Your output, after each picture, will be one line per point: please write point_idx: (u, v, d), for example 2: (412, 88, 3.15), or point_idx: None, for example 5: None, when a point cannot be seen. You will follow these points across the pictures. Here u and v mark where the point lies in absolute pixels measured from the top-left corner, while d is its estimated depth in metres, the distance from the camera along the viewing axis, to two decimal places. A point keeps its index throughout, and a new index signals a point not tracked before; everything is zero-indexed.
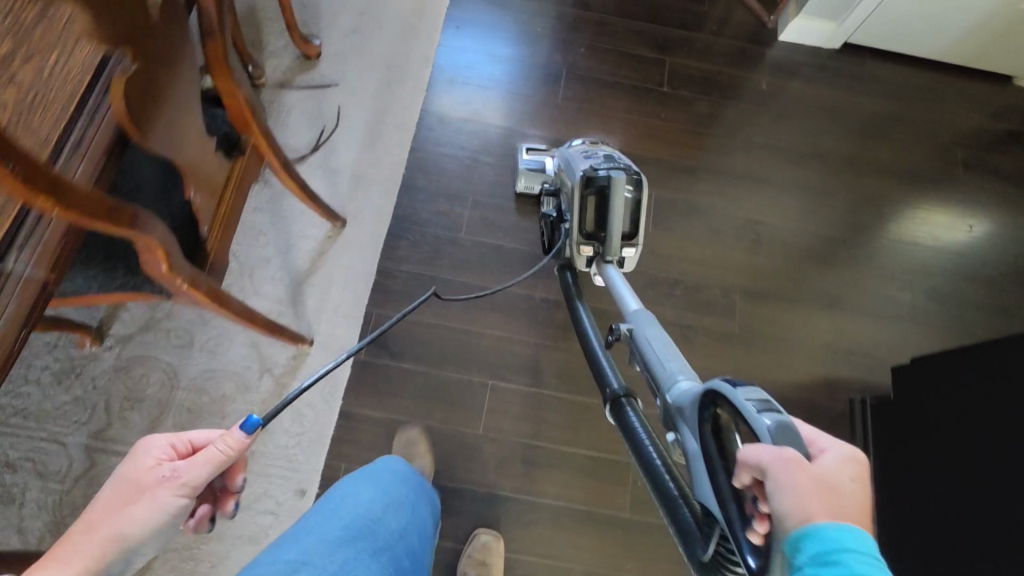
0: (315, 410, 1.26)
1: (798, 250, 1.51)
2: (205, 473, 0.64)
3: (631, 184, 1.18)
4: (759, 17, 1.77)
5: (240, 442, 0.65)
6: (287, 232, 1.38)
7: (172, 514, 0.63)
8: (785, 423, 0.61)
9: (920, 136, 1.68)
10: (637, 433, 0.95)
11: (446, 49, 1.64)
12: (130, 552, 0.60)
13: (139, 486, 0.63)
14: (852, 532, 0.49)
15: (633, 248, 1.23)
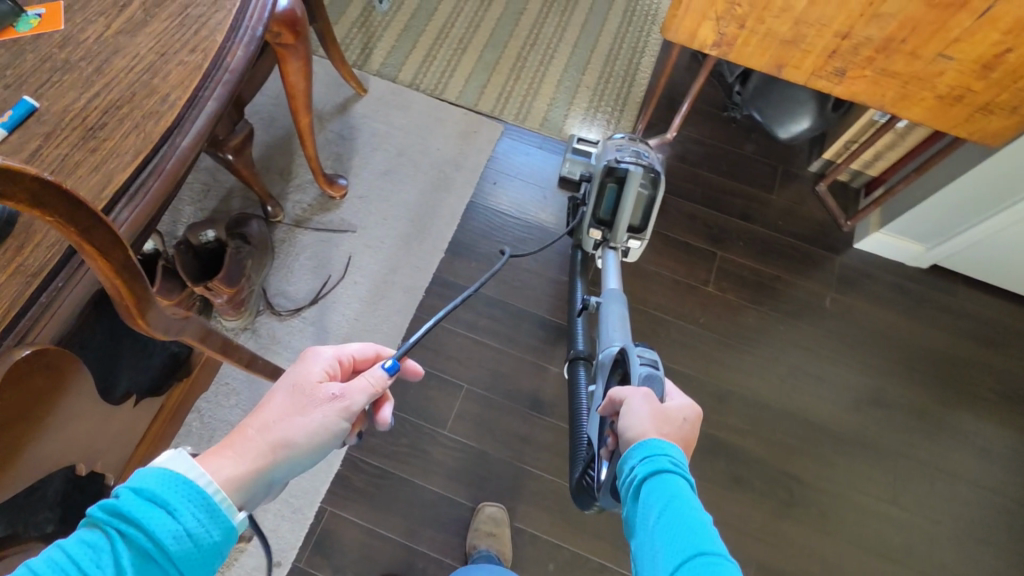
0: None
1: (836, 521, 1.26)
2: (364, 400, 0.63)
3: (646, 182, 1.20)
4: (835, 218, 1.55)
5: (384, 380, 0.65)
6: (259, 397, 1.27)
7: (332, 433, 0.60)
8: (654, 376, 0.85)
9: (1016, 398, 1.39)
10: (578, 389, 1.19)
11: (482, 191, 1.55)
12: (293, 464, 0.57)
13: (307, 400, 0.60)
14: (669, 445, 0.64)
15: (638, 242, 1.27)
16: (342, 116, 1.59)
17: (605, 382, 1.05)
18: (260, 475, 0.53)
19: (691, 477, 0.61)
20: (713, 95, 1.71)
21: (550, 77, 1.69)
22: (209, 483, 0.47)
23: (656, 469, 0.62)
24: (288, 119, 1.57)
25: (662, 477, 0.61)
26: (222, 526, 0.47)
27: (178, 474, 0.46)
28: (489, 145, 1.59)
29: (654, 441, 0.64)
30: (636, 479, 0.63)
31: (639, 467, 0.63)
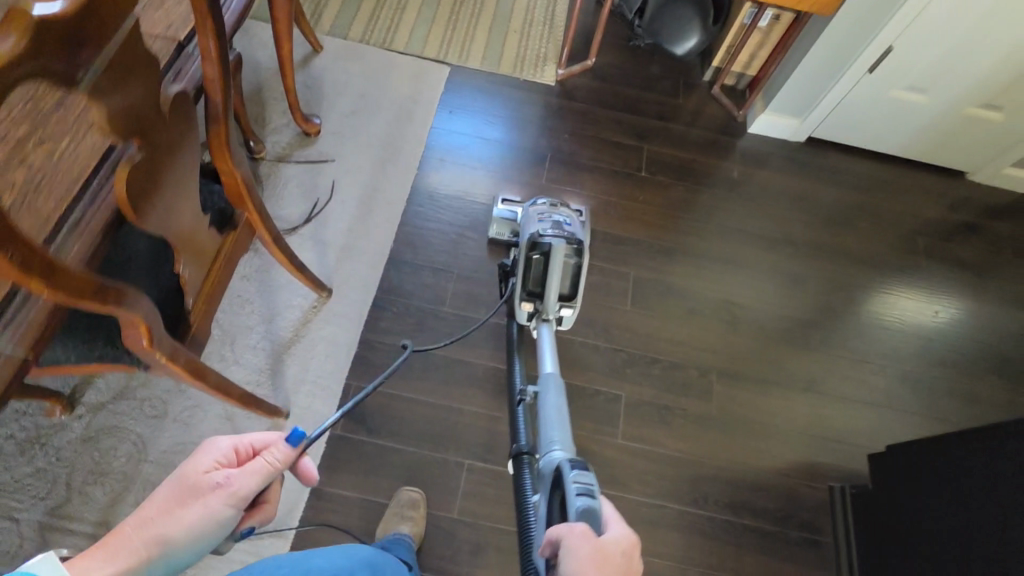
0: (285, 488, 1.21)
1: (772, 331, 1.55)
2: (255, 485, 0.66)
3: (572, 251, 1.29)
4: (731, 112, 1.91)
5: (285, 455, 0.69)
6: (272, 303, 1.38)
7: (217, 524, 0.62)
8: (590, 506, 0.85)
9: (884, 226, 1.78)
10: (523, 495, 1.12)
11: (439, 125, 1.75)
12: (172, 561, 0.59)
13: (192, 490, 0.63)
14: None
15: (569, 309, 1.33)
16: (304, 70, 1.77)
17: (546, 494, 1.01)
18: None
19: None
20: (619, 33, 2.05)
21: (482, 25, 1.96)
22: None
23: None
24: (255, 76, 1.72)
25: None
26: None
27: None
28: (440, 83, 1.83)
29: None
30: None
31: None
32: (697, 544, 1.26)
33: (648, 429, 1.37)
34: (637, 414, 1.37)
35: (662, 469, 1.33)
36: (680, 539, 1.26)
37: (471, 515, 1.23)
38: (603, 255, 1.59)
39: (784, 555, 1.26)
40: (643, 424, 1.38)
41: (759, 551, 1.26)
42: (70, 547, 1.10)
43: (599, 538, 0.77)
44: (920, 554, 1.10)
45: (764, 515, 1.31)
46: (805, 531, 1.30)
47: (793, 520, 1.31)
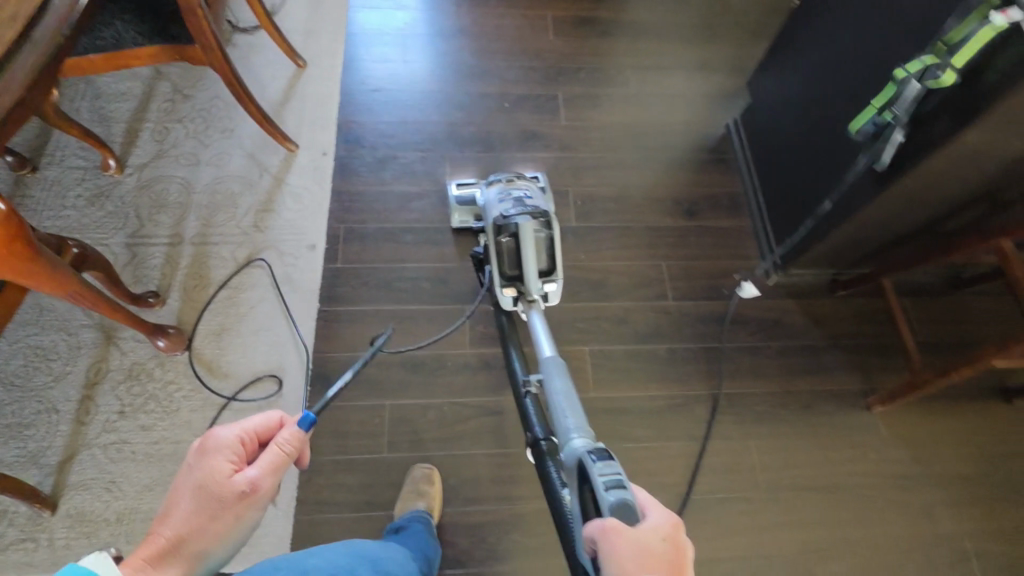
0: (310, 191, 1.53)
1: (669, 36, 1.90)
2: (274, 474, 0.72)
3: (540, 226, 1.22)
4: None
5: (289, 441, 0.74)
6: (260, 77, 1.67)
7: (247, 517, 0.69)
8: (625, 499, 0.72)
9: None
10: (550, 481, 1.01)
11: (360, 42, 1.78)
12: (215, 563, 0.66)
13: (225, 496, 0.68)
14: None
15: (554, 284, 1.26)
16: None
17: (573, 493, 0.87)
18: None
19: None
20: None
21: None
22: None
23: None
24: None
25: None
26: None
27: (90, 570, 0.53)
28: None
29: None
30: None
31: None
32: (635, 176, 1.64)
33: (583, 113, 1.73)
34: (573, 104, 1.73)
35: (599, 136, 1.70)
36: (622, 174, 1.64)
37: None
38: (523, 5, 1.91)
39: (700, 171, 1.67)
40: (579, 111, 1.74)
41: (680, 173, 1.66)
42: (155, 253, 1.41)
43: (632, 527, 0.69)
44: (782, 94, 1.47)
45: (683, 152, 1.70)
46: (713, 154, 1.70)
47: (705, 150, 1.70)
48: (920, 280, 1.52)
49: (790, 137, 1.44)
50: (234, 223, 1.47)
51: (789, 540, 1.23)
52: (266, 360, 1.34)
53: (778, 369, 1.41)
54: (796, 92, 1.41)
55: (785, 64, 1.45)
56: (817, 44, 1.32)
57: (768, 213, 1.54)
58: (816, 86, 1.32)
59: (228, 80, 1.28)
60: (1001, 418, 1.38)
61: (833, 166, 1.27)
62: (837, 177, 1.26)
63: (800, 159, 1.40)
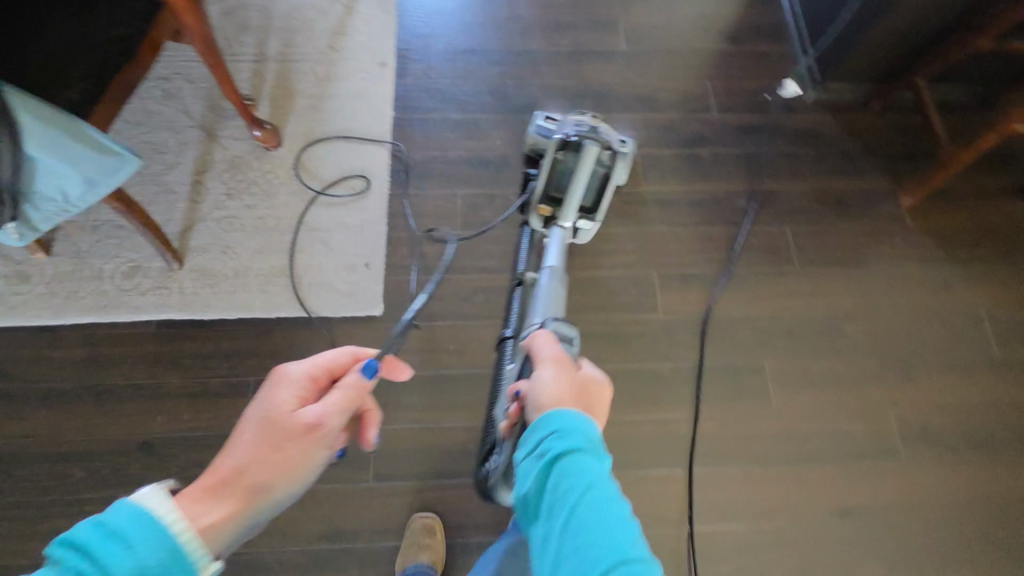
0: (379, 18, 1.64)
1: None
2: (338, 414, 0.73)
3: (603, 160, 1.19)
4: None
5: (359, 384, 0.76)
6: None
7: (310, 457, 0.70)
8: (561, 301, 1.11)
9: None
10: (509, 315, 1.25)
11: None
12: (275, 499, 0.67)
13: (288, 432, 0.69)
14: (584, 425, 0.65)
15: (590, 222, 1.28)
16: None
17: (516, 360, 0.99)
18: (236, 524, 0.62)
19: (609, 458, 0.62)
20: None
21: None
22: (176, 522, 0.55)
23: (569, 447, 0.62)
24: None
25: (577, 461, 0.61)
26: (179, 563, 0.55)
27: (142, 511, 0.55)
28: None
29: (573, 418, 0.65)
30: (549, 454, 0.62)
31: (552, 443, 0.62)
32: (681, 7, 1.72)
33: None
34: None
35: None
36: (669, 6, 1.72)
37: (517, 14, 1.68)
38: None
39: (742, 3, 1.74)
40: None
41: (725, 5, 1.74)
42: (244, 68, 1.55)
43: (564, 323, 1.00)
44: None
45: None
46: None
47: None
48: (953, 98, 1.62)
49: None
50: (311, 44, 1.59)
51: (817, 305, 1.41)
52: (349, 157, 1.47)
53: (813, 171, 1.54)
54: None
55: None
56: None
57: (808, 37, 1.63)
58: None
59: None
60: (1018, 213, 1.51)
61: None
62: None
63: None
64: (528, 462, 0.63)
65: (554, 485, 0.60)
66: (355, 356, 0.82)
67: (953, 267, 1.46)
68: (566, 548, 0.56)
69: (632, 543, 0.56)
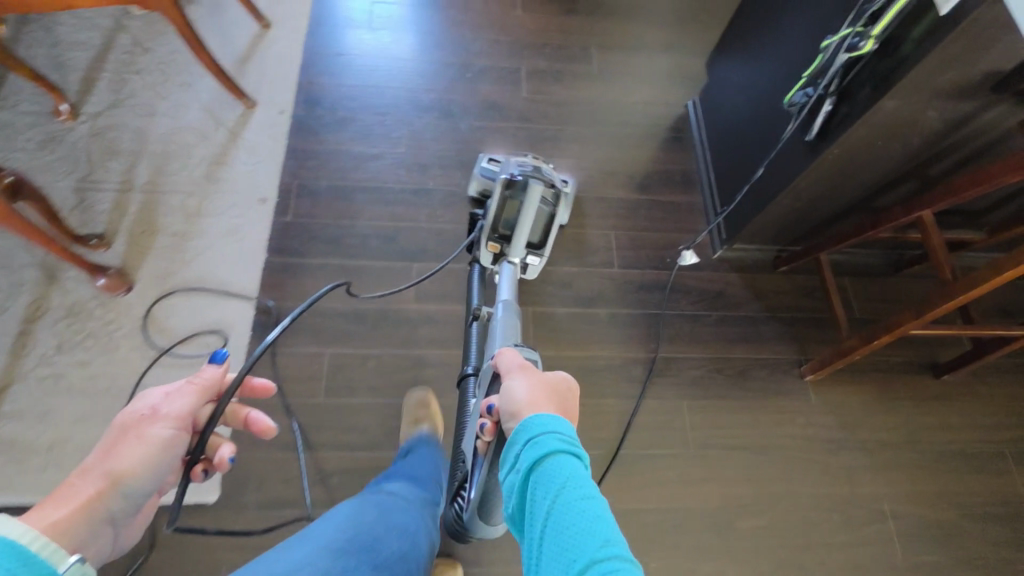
0: (265, 148, 1.54)
1: (640, 18, 1.93)
2: (187, 404, 0.69)
3: (549, 199, 1.24)
4: None
5: (211, 373, 0.71)
6: (223, 36, 1.68)
7: (163, 445, 0.66)
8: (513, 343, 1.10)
9: None
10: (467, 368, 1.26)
11: (320, 25, 1.75)
12: (127, 493, 0.62)
13: (130, 422, 0.65)
14: (556, 422, 0.64)
15: (536, 260, 1.30)
16: None
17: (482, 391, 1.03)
18: (86, 516, 0.58)
19: (585, 455, 0.61)
20: None
21: None
22: (31, 539, 0.49)
23: (544, 450, 0.61)
24: None
25: (556, 458, 0.60)
26: (39, 569, 0.49)
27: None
28: None
29: (541, 417, 0.65)
30: (524, 465, 0.62)
31: (527, 452, 0.63)
32: (591, 150, 1.67)
33: (545, 88, 1.76)
34: (536, 77, 1.76)
35: (559, 111, 1.72)
36: (579, 148, 1.67)
37: (419, 150, 1.61)
38: None
39: (652, 148, 1.70)
40: (542, 85, 1.77)
41: (636, 149, 1.69)
42: (104, 198, 1.42)
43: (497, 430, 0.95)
44: (736, 83, 1.53)
45: (641, 129, 1.73)
46: (670, 133, 1.74)
47: (665, 130, 1.74)
48: (862, 261, 1.59)
49: (740, 118, 1.49)
50: (185, 174, 1.48)
51: (710, 495, 1.29)
52: (209, 305, 1.34)
53: (715, 337, 1.46)
54: (748, 73, 1.47)
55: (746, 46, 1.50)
56: (771, 26, 1.37)
57: (717, 192, 1.60)
58: (766, 65, 1.37)
59: (178, 28, 1.33)
60: (926, 391, 1.45)
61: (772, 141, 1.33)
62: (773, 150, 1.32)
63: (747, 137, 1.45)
64: (513, 476, 0.63)
65: (530, 493, 0.59)
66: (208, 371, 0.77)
67: (858, 452, 1.37)
68: (546, 538, 0.55)
69: (604, 529, 0.53)
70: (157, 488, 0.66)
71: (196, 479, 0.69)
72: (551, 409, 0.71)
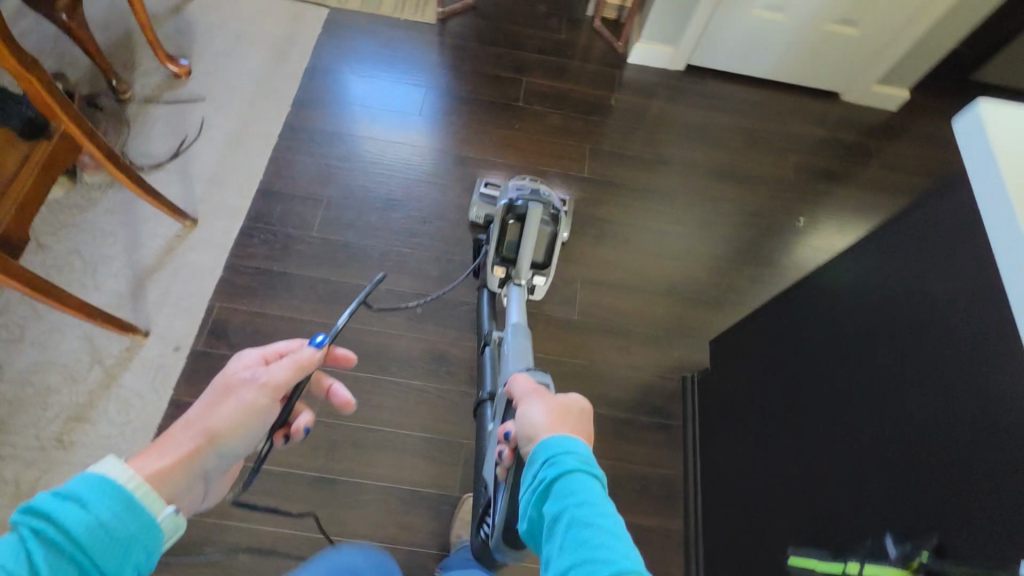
0: (142, 400, 1.25)
1: (640, 246, 1.63)
2: (284, 377, 0.77)
3: (548, 218, 1.30)
4: (611, 43, 1.97)
5: (309, 356, 0.80)
6: (135, 235, 1.42)
7: (254, 413, 0.73)
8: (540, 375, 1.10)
9: (756, 145, 1.87)
10: (483, 424, 1.21)
11: (256, 228, 1.49)
12: (222, 450, 0.70)
13: (231, 386, 0.74)
14: (574, 444, 0.77)
15: (543, 277, 1.35)
16: (177, 17, 1.79)
17: (501, 417, 1.10)
18: (188, 468, 0.66)
19: (602, 475, 0.73)
20: None
21: None
22: (134, 484, 0.53)
23: (563, 468, 0.74)
24: (124, 22, 1.74)
25: (575, 479, 0.72)
26: (142, 521, 0.53)
27: (103, 479, 0.52)
28: (316, 23, 1.84)
29: (559, 440, 0.77)
30: (544, 481, 0.75)
31: (546, 471, 0.75)
32: None
33: None
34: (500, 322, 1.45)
35: None
36: None
37: (332, 416, 1.31)
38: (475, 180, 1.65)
39: (627, 437, 1.37)
40: None
41: (606, 438, 1.36)
42: None
43: (512, 386, 1.05)
44: (739, 406, 1.20)
45: (617, 407, 1.40)
46: (654, 417, 1.40)
47: (644, 410, 1.42)
48: None
49: (736, 461, 1.16)
50: (34, 432, 1.19)
51: None
52: None
53: None
54: (753, 411, 1.13)
55: (757, 368, 1.17)
56: (787, 384, 1.03)
57: (700, 530, 1.25)
58: (775, 431, 1.04)
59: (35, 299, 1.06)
60: None
61: (763, 548, 0.98)
62: (763, 562, 0.97)
63: (739, 496, 1.11)
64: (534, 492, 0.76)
65: (549, 508, 0.71)
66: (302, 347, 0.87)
67: None
68: (567, 545, 0.66)
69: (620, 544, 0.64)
70: (248, 448, 0.74)
71: (276, 438, 0.85)
72: (568, 433, 0.84)
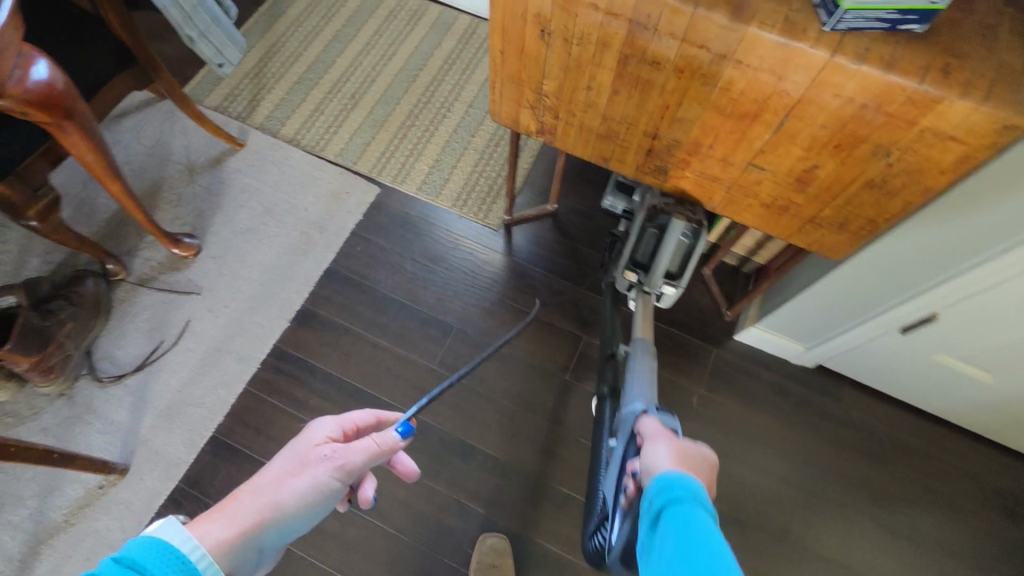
0: None
1: None
2: (361, 459, 0.69)
3: (690, 230, 1.10)
4: (718, 305, 1.45)
5: (391, 442, 0.71)
6: (57, 473, 1.21)
7: (324, 492, 0.66)
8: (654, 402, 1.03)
9: (891, 522, 1.27)
10: (599, 434, 1.15)
11: (190, 494, 1.21)
12: (285, 526, 0.62)
13: (307, 457, 0.67)
14: (687, 477, 0.68)
15: (674, 290, 1.18)
16: (214, 170, 1.56)
17: (623, 439, 0.99)
18: (249, 540, 0.58)
19: (714, 511, 0.63)
20: None
21: (439, 136, 1.64)
22: (193, 552, 0.52)
23: (674, 499, 0.65)
24: (159, 169, 1.55)
25: (684, 507, 0.63)
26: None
27: (165, 542, 0.50)
28: (358, 207, 1.53)
29: (672, 473, 0.68)
30: (655, 510, 0.66)
31: (660, 499, 0.66)
32: None
33: None
34: None
35: None
36: None
37: None
38: (471, 487, 1.25)
39: None
40: None
41: None
42: None
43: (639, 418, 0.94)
44: None
45: None
46: None
47: None
48: None
49: None
50: None
51: None
52: None
53: None
54: None
55: None
56: None
57: None
58: None
59: None
60: None
61: None
62: None
63: None
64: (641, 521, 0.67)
65: (656, 533, 0.63)
66: (381, 419, 0.79)
67: None
68: (668, 562, 0.58)
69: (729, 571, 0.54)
70: (310, 525, 0.65)
71: (339, 506, 0.71)
72: (690, 471, 0.72)
